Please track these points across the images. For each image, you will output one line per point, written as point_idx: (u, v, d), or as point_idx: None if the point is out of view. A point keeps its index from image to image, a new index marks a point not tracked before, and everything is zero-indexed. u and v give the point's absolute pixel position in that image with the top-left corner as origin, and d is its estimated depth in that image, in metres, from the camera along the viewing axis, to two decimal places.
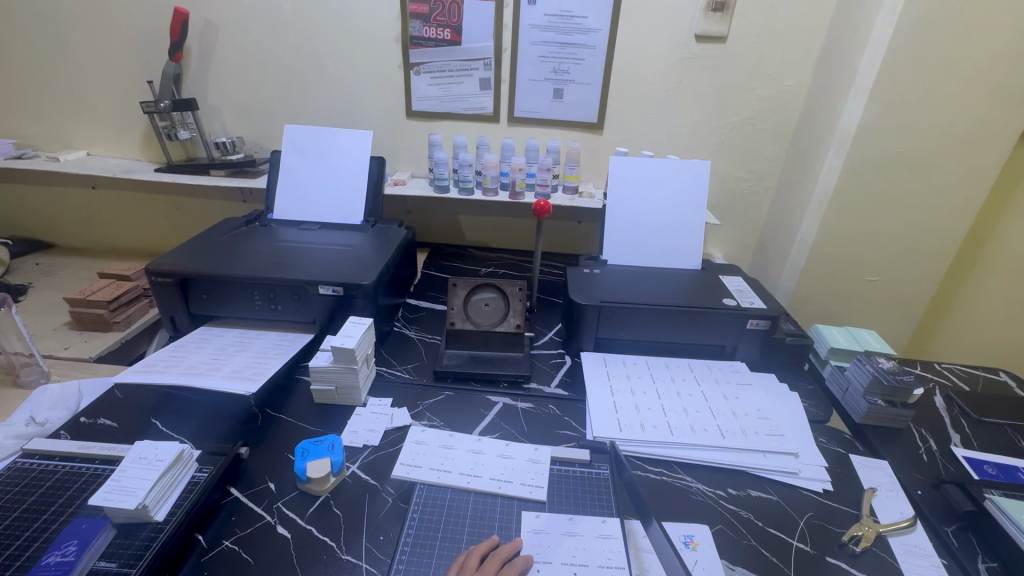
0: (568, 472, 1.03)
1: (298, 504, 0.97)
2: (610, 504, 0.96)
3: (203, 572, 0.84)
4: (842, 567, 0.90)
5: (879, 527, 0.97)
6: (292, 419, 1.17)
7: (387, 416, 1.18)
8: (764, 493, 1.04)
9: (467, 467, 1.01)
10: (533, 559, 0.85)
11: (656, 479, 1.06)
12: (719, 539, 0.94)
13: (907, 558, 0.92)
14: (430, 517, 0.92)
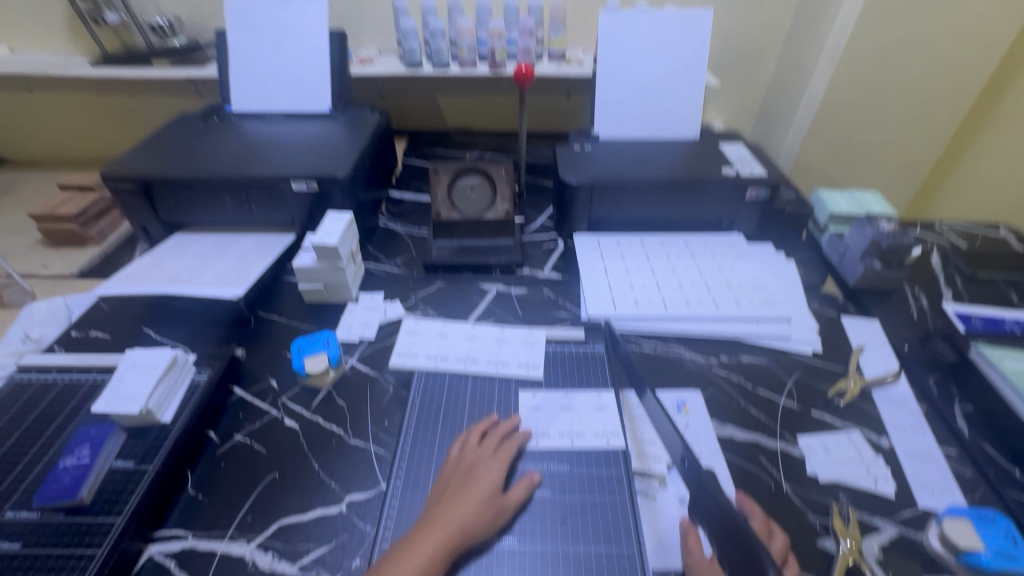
0: (564, 351, 1.04)
1: (302, 398, 0.99)
2: (605, 378, 0.99)
3: (221, 463, 0.88)
4: (826, 420, 0.95)
5: (864, 382, 1.00)
6: (285, 319, 1.16)
7: (381, 311, 1.16)
8: (755, 358, 1.07)
9: (464, 353, 1.02)
10: (532, 433, 0.88)
11: (651, 352, 1.08)
12: (710, 402, 0.98)
13: (887, 407, 0.97)
14: (431, 402, 0.95)
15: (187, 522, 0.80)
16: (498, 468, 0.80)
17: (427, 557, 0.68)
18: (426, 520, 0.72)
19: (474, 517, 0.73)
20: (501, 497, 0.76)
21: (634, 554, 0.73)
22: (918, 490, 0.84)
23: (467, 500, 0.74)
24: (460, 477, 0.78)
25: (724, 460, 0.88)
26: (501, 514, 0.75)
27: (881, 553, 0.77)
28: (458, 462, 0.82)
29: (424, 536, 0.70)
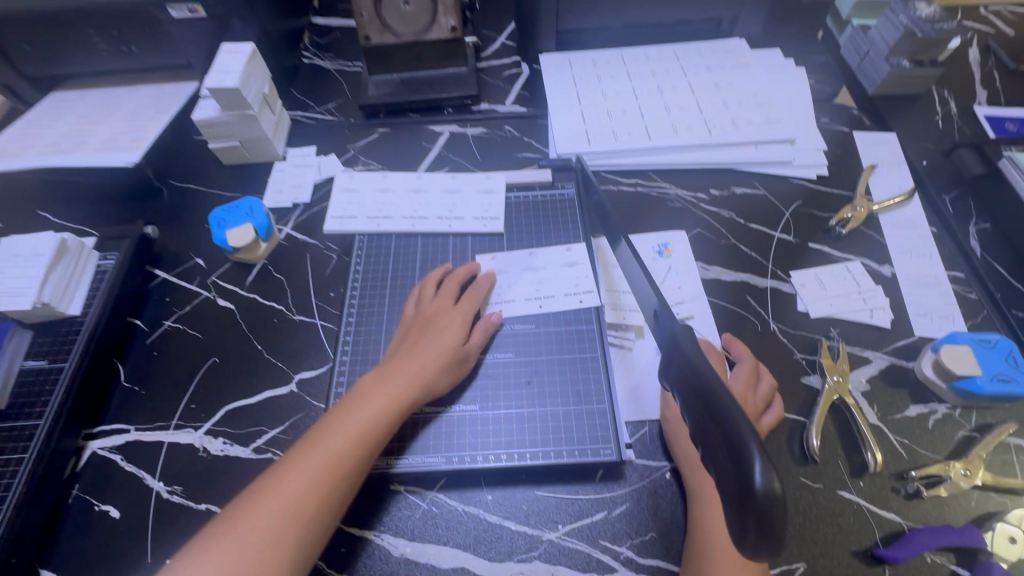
0: (528, 199, 0.89)
1: (234, 275, 0.87)
2: (576, 226, 0.86)
3: (153, 353, 0.80)
4: (824, 252, 0.85)
5: (872, 206, 0.88)
6: (205, 188, 0.99)
7: (314, 168, 0.99)
8: (750, 188, 0.93)
9: (411, 210, 0.87)
10: (496, 279, 0.79)
11: (631, 192, 0.93)
12: (695, 243, 0.86)
13: (894, 233, 0.86)
14: (376, 268, 0.83)
15: (126, 415, 0.74)
16: (458, 317, 0.72)
17: (379, 406, 0.63)
18: (379, 372, 0.67)
19: (430, 368, 0.67)
20: (462, 346, 0.70)
21: (606, 410, 0.68)
22: (916, 318, 0.77)
23: (423, 351, 0.68)
24: (416, 329, 0.71)
25: (709, 304, 0.80)
26: (463, 364, 0.69)
27: (867, 385, 0.72)
28: (415, 314, 0.74)
29: (375, 388, 0.65)
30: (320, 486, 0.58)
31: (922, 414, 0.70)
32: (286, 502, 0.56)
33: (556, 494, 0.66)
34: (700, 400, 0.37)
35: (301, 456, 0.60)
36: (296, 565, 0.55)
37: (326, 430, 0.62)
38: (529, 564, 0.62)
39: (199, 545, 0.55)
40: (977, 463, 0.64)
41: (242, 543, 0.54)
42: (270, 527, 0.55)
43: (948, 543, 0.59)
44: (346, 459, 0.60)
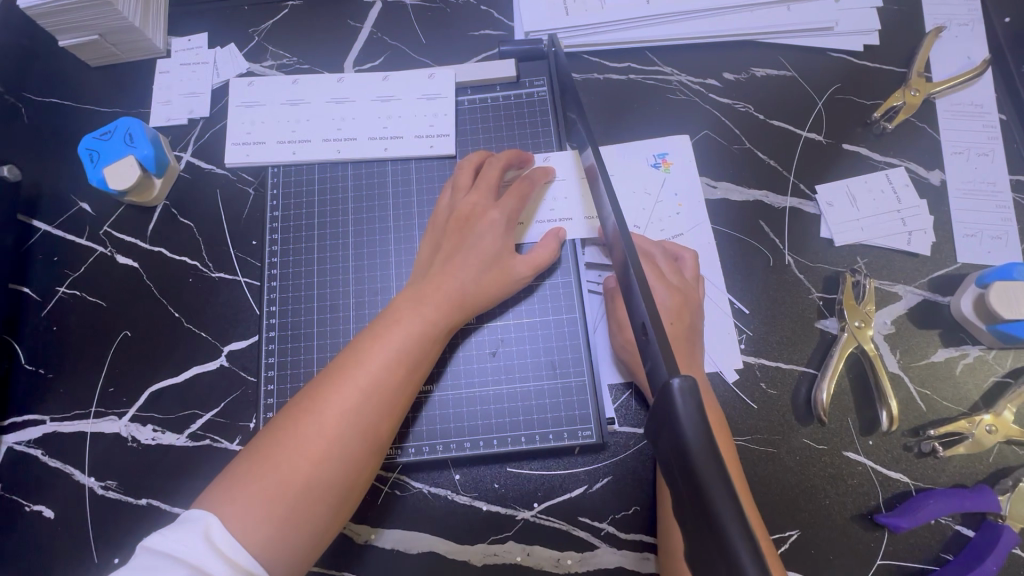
0: (487, 103, 0.69)
1: (130, 222, 0.70)
2: (549, 139, 0.67)
3: (53, 327, 0.67)
4: (861, 157, 0.68)
5: (932, 89, 0.68)
6: (72, 102, 0.75)
7: (209, 66, 0.75)
8: (776, 69, 0.71)
9: (335, 129, 0.68)
10: (554, 175, 0.64)
11: (621, 82, 0.71)
12: (700, 151, 0.68)
13: (952, 126, 0.68)
14: (297, 210, 0.67)
15: (37, 404, 0.64)
16: (508, 219, 0.58)
17: (424, 327, 0.53)
18: (418, 285, 0.55)
19: (476, 285, 0.55)
20: (511, 258, 0.58)
21: (585, 383, 0.59)
22: (962, 241, 0.64)
23: (469, 262, 0.56)
24: (457, 230, 0.57)
25: (713, 236, 0.65)
26: (511, 279, 0.57)
27: (892, 327, 0.62)
28: (451, 210, 0.59)
29: (417, 306, 0.53)
30: (366, 417, 0.49)
31: (950, 359, 0.60)
32: (330, 435, 0.48)
33: (530, 471, 0.59)
34: (697, 512, 0.30)
35: (338, 379, 0.50)
36: (339, 503, 0.48)
37: (363, 353, 0.51)
38: (504, 545, 0.58)
39: (236, 477, 0.46)
40: (1005, 417, 0.57)
41: (287, 479, 0.46)
42: (313, 462, 0.47)
43: (959, 507, 0.54)
44: (389, 393, 0.50)
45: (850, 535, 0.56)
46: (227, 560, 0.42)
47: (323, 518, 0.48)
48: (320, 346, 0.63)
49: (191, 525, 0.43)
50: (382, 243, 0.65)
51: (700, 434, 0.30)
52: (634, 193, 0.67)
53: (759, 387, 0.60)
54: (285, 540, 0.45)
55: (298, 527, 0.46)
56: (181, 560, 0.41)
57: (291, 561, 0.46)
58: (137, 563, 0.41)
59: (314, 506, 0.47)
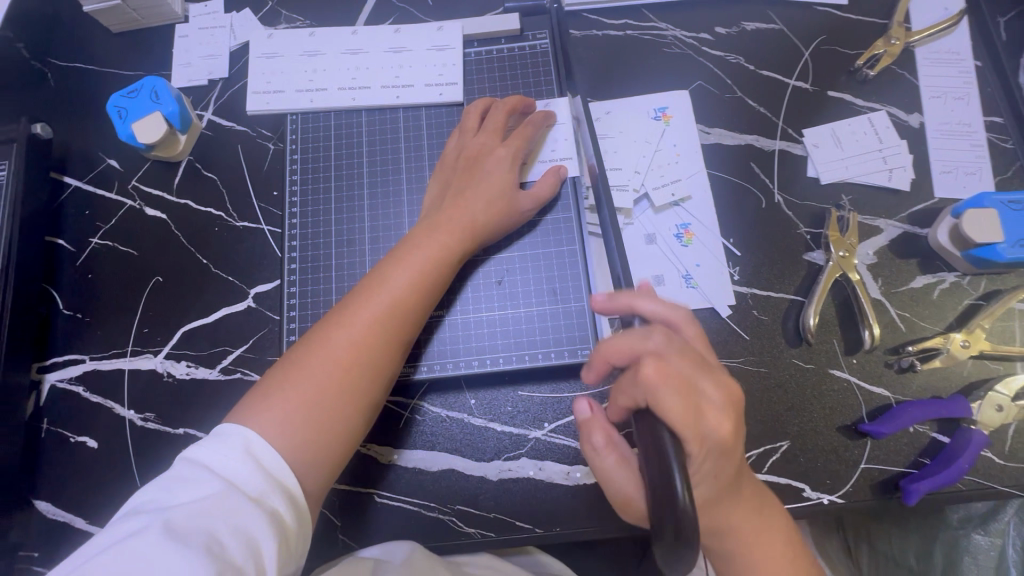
0: (492, 55, 0.73)
1: (157, 176, 0.74)
2: (551, 89, 0.71)
3: (88, 276, 0.71)
4: (845, 102, 0.72)
5: (910, 38, 0.72)
6: (96, 66, 0.79)
7: (226, 30, 0.79)
8: (765, 23, 0.75)
9: (349, 81, 0.72)
10: (556, 119, 0.68)
11: (618, 36, 0.75)
12: (695, 98, 0.72)
13: (929, 73, 0.72)
14: (315, 158, 0.71)
15: (77, 345, 0.69)
16: (512, 156, 0.62)
17: (439, 252, 0.57)
18: (432, 217, 0.60)
19: (485, 213, 0.60)
20: (517, 194, 0.62)
21: (585, 308, 0.63)
22: (939, 177, 0.68)
23: (478, 195, 0.60)
24: (467, 168, 0.62)
25: (707, 178, 0.69)
26: (516, 212, 0.62)
27: (874, 258, 0.66)
28: (460, 151, 0.64)
29: (432, 233, 0.58)
30: (388, 334, 0.53)
31: (928, 285, 0.65)
32: (355, 346, 0.52)
33: (539, 394, 0.64)
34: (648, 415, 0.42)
35: (363, 299, 0.54)
36: (365, 409, 0.52)
37: (385, 275, 0.55)
38: (517, 461, 0.62)
39: (271, 383, 0.51)
40: (978, 334, 0.62)
41: (318, 384, 0.50)
42: (340, 369, 0.51)
43: (934, 414, 0.59)
44: (409, 310, 0.54)
45: (835, 445, 0.61)
46: (262, 476, 0.45)
47: (349, 427, 0.51)
48: (340, 282, 0.67)
49: (229, 440, 0.46)
50: (396, 188, 0.69)
51: (667, 392, 0.43)
52: (633, 140, 0.71)
53: (750, 315, 0.65)
54: (316, 443, 0.49)
55: (326, 431, 0.50)
56: (219, 475, 0.44)
57: (320, 465, 0.49)
58: (172, 475, 0.44)
59: (343, 409, 0.51)
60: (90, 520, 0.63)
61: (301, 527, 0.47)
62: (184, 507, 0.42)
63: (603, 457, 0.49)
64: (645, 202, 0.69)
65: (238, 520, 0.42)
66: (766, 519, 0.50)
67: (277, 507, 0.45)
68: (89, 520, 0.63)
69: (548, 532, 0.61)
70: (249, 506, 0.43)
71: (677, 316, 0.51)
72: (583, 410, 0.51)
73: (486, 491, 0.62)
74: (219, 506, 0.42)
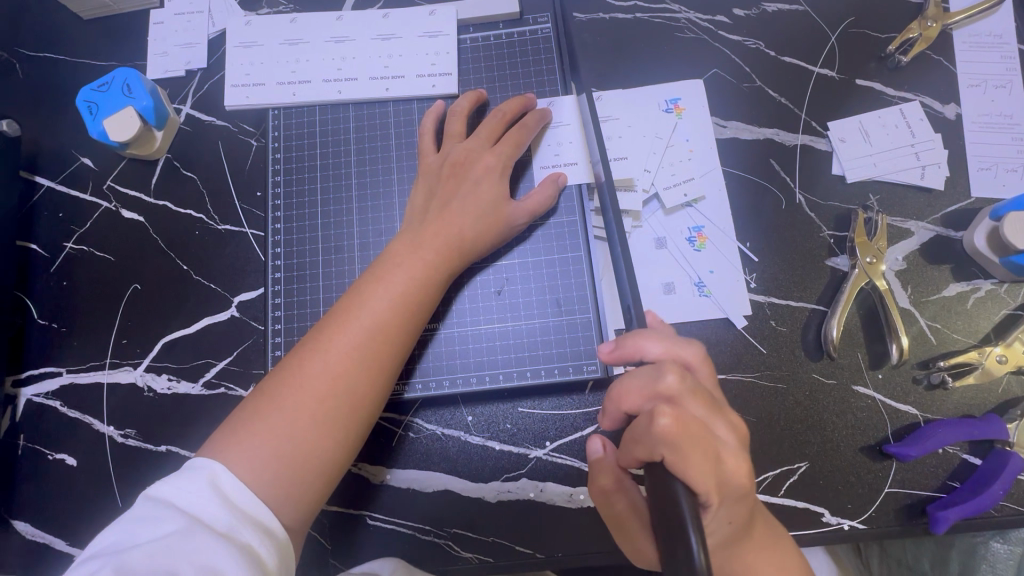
0: (490, 42, 0.67)
1: (133, 176, 0.69)
2: (554, 79, 0.66)
3: (63, 283, 0.67)
4: (874, 92, 0.66)
5: (948, 19, 0.66)
6: (67, 57, 0.73)
7: (204, 15, 0.73)
8: (788, 4, 0.69)
9: (334, 72, 0.66)
10: (549, 118, 0.63)
11: (627, 20, 0.69)
12: (711, 88, 0.67)
13: (968, 58, 0.66)
14: (300, 157, 0.66)
15: (54, 358, 0.65)
16: (502, 165, 0.58)
17: (422, 271, 0.53)
18: (416, 231, 0.55)
19: (474, 231, 0.55)
20: (507, 204, 0.57)
21: (591, 320, 0.59)
22: (976, 174, 0.63)
23: (465, 207, 0.56)
24: (452, 176, 0.58)
25: (723, 177, 0.64)
26: (507, 224, 0.57)
27: (904, 263, 0.61)
28: (445, 157, 0.59)
29: (414, 251, 0.54)
30: (370, 359, 0.49)
31: (962, 294, 0.60)
32: (334, 374, 0.48)
33: (541, 411, 0.60)
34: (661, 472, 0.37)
35: (340, 324, 0.50)
36: (348, 442, 0.48)
37: (364, 296, 0.51)
38: (517, 482, 0.59)
39: (244, 416, 0.47)
40: (1016, 348, 0.57)
41: (293, 416, 0.46)
42: (319, 400, 0.47)
43: (966, 436, 0.55)
44: (390, 334, 0.50)
45: (858, 466, 0.57)
46: (231, 509, 0.42)
47: (331, 460, 0.48)
48: (326, 288, 0.63)
49: (196, 474, 0.43)
50: (387, 189, 0.64)
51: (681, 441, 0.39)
52: (643, 135, 0.66)
53: (768, 326, 0.60)
54: (293, 482, 0.46)
55: (305, 469, 0.46)
56: (185, 511, 0.41)
57: (300, 503, 0.46)
58: (137, 514, 0.42)
59: (322, 443, 0.47)
60: (70, 541, 0.61)
61: (282, 561, 0.43)
62: (146, 547, 0.39)
63: (616, 500, 0.46)
64: (655, 203, 0.64)
65: (202, 551, 0.39)
66: (783, 557, 0.46)
67: (249, 541, 0.41)
68: (69, 541, 0.61)
69: (550, 558, 0.58)
70: (216, 538, 0.40)
71: (690, 354, 0.46)
72: (595, 450, 0.46)
73: (484, 513, 0.58)
74: (183, 540, 0.39)
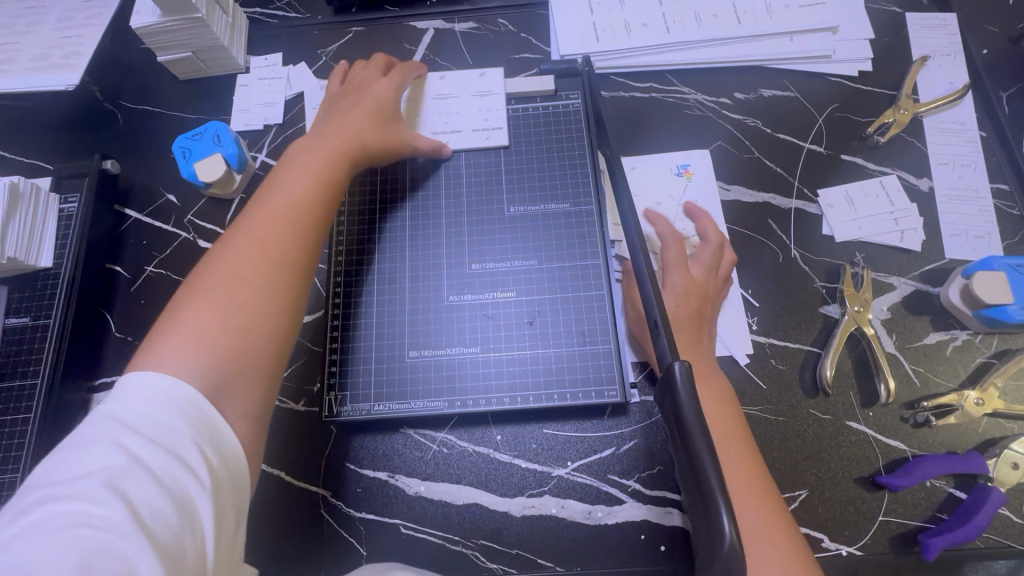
0: (527, 111, 0.79)
1: (212, 212, 0.80)
2: (581, 143, 0.77)
3: (140, 301, 0.76)
4: (858, 165, 0.77)
5: (919, 108, 0.77)
6: (163, 110, 0.86)
7: (283, 81, 0.86)
8: (782, 91, 0.81)
9: (333, 81, 0.77)
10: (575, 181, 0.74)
11: (644, 99, 0.81)
12: (717, 158, 0.77)
13: (937, 141, 0.77)
14: (360, 199, 0.76)
15: (126, 367, 0.73)
16: (392, 90, 0.73)
17: (319, 163, 0.62)
18: (316, 136, 0.66)
19: (373, 140, 0.68)
20: (394, 122, 0.71)
21: (612, 350, 0.67)
22: (949, 239, 0.72)
23: (353, 119, 0.68)
24: (340, 109, 0.70)
25: (727, 233, 0.73)
26: (395, 132, 0.71)
27: (888, 313, 0.69)
28: (346, 85, 0.75)
29: (304, 150, 0.64)
30: (298, 225, 0.56)
31: (941, 342, 0.68)
32: (266, 244, 0.54)
33: (563, 432, 0.66)
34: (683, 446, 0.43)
35: (266, 203, 0.57)
36: (291, 302, 0.53)
37: (272, 189, 0.59)
38: (541, 498, 0.64)
39: (167, 320, 0.49)
40: (991, 392, 0.64)
41: (233, 287, 0.51)
42: (261, 264, 0.53)
43: (951, 470, 0.61)
44: (308, 203, 0.58)
45: (854, 495, 0.62)
46: (177, 423, 0.43)
47: (273, 321, 0.52)
48: (376, 314, 0.70)
49: (116, 399, 0.43)
50: (433, 229, 0.74)
51: (689, 389, 0.44)
52: (658, 194, 0.76)
53: (769, 364, 0.68)
54: (235, 348, 0.49)
55: (247, 333, 0.50)
56: (129, 439, 0.41)
57: (246, 365, 0.49)
58: (77, 445, 0.41)
59: (249, 302, 0.51)
60: None
61: (234, 470, 0.44)
62: (87, 480, 0.39)
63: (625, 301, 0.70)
64: None
65: (151, 474, 0.40)
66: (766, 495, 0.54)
67: (197, 454, 0.42)
68: None
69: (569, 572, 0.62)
70: (162, 456, 0.41)
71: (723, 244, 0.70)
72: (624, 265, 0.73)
73: (510, 526, 0.63)
74: (125, 474, 0.39)
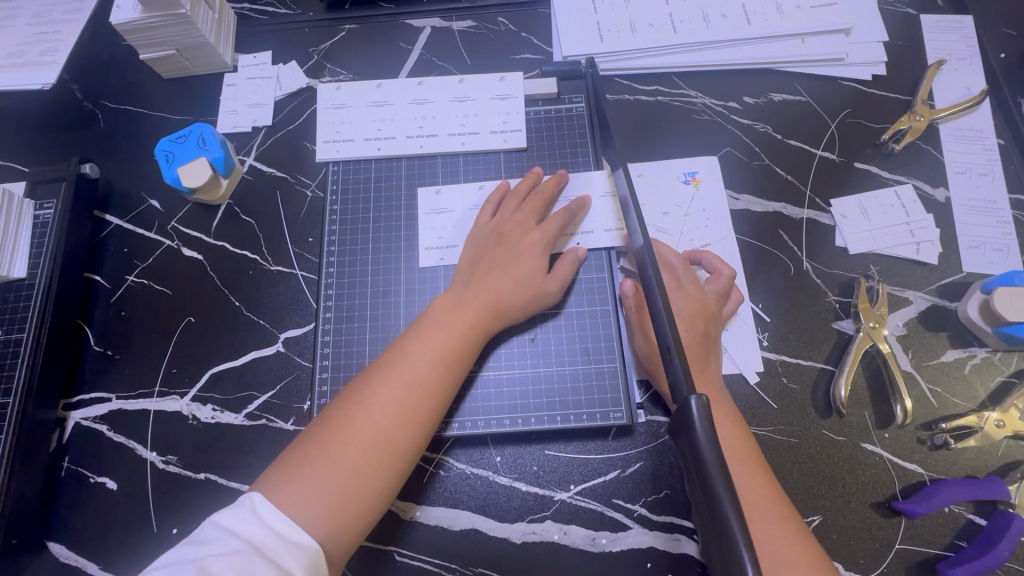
0: (528, 115, 0.76)
1: (196, 219, 0.76)
2: (585, 150, 0.74)
3: (121, 313, 0.72)
4: (871, 173, 0.74)
5: (936, 114, 0.74)
6: (146, 110, 0.82)
7: (272, 81, 0.82)
8: (793, 95, 0.78)
9: (484, 216, 0.67)
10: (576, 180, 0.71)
11: (650, 102, 0.78)
12: (726, 164, 0.74)
13: (953, 149, 0.74)
14: (355, 208, 0.73)
15: (104, 384, 0.69)
16: (545, 242, 0.64)
17: (454, 339, 0.57)
18: (461, 291, 0.61)
19: (512, 291, 0.61)
20: (543, 278, 0.63)
21: (617, 369, 0.64)
22: (967, 251, 0.69)
23: (507, 275, 0.61)
24: (497, 244, 0.64)
25: (737, 243, 0.70)
26: (542, 298, 0.62)
27: (904, 329, 0.66)
28: (496, 226, 0.65)
29: (454, 310, 0.59)
30: (416, 413, 0.53)
31: (959, 360, 0.65)
32: (377, 426, 0.51)
33: (566, 454, 0.63)
34: (700, 486, 0.40)
35: (388, 370, 0.55)
36: (389, 495, 0.52)
37: (407, 352, 0.56)
38: (542, 524, 0.61)
39: (301, 458, 0.50)
40: (1012, 413, 0.61)
41: (347, 458, 0.50)
42: (370, 444, 0.51)
43: (971, 496, 0.58)
44: (433, 383, 0.54)
45: (869, 521, 0.60)
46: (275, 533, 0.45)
47: (369, 503, 0.50)
48: (371, 328, 0.68)
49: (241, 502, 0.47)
50: (429, 239, 0.71)
51: (706, 425, 0.41)
52: (665, 203, 0.72)
53: (780, 382, 0.65)
54: (331, 519, 0.48)
55: (347, 505, 0.49)
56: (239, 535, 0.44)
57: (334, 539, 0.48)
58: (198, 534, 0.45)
59: (378, 475, 0.50)
60: (103, 565, 0.62)
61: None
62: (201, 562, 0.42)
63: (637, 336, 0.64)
64: None
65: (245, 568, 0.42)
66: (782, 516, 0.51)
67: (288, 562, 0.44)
68: (101, 565, 0.62)
69: None
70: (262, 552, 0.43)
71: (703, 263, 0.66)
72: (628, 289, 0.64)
73: (509, 553, 0.60)
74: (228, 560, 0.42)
